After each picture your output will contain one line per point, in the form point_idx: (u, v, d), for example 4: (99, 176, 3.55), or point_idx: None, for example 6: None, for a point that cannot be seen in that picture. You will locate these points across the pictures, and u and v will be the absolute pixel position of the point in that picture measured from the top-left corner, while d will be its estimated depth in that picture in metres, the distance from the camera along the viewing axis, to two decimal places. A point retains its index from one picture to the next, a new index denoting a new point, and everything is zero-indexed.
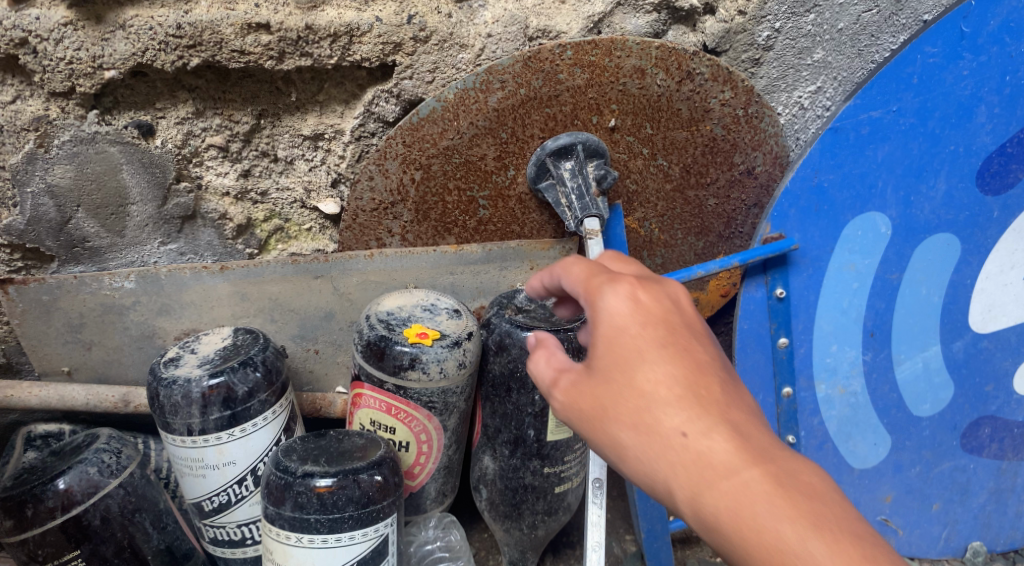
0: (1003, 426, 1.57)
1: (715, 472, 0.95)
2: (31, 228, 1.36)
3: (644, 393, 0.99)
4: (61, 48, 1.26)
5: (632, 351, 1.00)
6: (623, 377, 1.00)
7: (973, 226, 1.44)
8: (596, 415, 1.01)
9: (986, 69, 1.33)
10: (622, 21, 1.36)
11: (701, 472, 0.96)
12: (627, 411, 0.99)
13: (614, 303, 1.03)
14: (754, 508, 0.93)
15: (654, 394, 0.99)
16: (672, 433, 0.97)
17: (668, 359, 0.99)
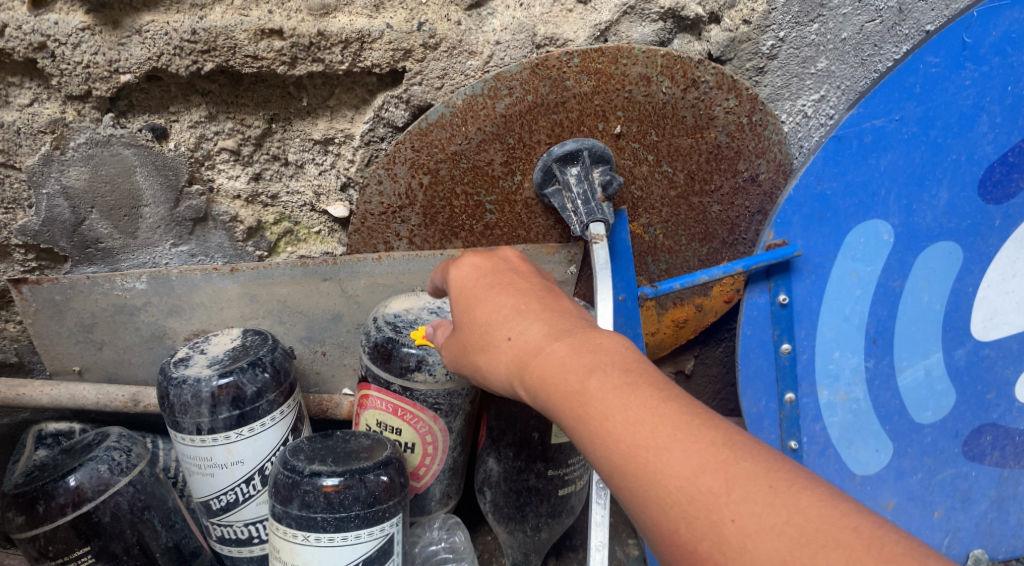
0: (1004, 434, 1.58)
1: (565, 385, 1.06)
2: (46, 228, 1.38)
3: (492, 325, 1.14)
4: (78, 52, 1.28)
5: (474, 295, 1.18)
6: (469, 311, 1.17)
7: (975, 234, 1.45)
8: (460, 349, 1.17)
9: (989, 79, 1.35)
10: (628, 30, 1.38)
11: (553, 386, 1.06)
12: (478, 340, 1.14)
13: (458, 271, 1.22)
14: (613, 419, 1.02)
15: (498, 320, 1.14)
16: (512, 347, 1.11)
17: (502, 291, 1.16)
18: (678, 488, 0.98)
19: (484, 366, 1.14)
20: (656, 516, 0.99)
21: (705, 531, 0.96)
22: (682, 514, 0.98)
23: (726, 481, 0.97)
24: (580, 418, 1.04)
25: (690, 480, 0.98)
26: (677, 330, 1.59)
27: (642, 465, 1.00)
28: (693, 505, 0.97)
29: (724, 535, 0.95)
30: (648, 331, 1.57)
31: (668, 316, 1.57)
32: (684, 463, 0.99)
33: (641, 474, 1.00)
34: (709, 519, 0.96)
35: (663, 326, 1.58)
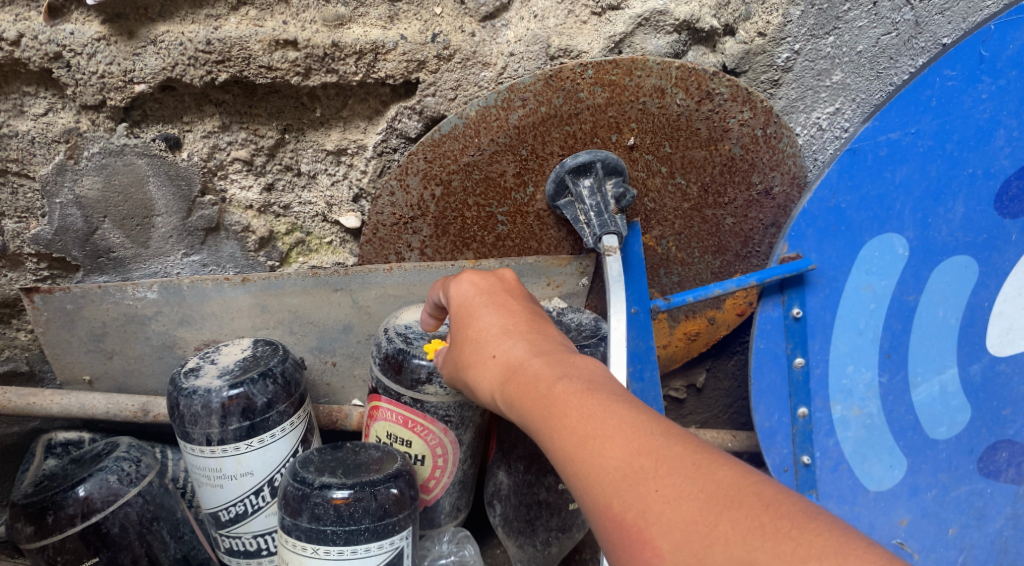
0: (1020, 450, 1.56)
1: (529, 387, 1.08)
2: (58, 238, 1.38)
3: (479, 339, 1.15)
4: (93, 63, 1.28)
5: (465, 312, 1.19)
6: (461, 327, 1.19)
7: (991, 248, 1.43)
8: (452, 367, 1.19)
9: (1005, 93, 1.34)
10: (642, 42, 1.37)
11: (520, 390, 1.08)
12: (467, 357, 1.15)
13: (457, 288, 1.22)
14: (566, 414, 1.04)
15: (487, 336, 1.15)
16: (498, 363, 1.12)
17: (494, 310, 1.18)
18: (615, 474, 0.99)
19: (469, 378, 1.15)
20: (596, 503, 1.00)
21: (637, 510, 0.97)
22: (619, 499, 0.98)
23: (659, 464, 0.98)
24: (536, 414, 1.06)
25: (628, 467, 0.99)
26: (689, 343, 1.58)
27: (588, 456, 1.01)
28: (627, 488, 0.98)
29: (654, 514, 0.96)
30: (660, 344, 1.57)
31: (680, 329, 1.56)
32: (622, 450, 1.00)
33: (583, 463, 1.01)
34: (641, 500, 0.97)
35: (674, 339, 1.57)
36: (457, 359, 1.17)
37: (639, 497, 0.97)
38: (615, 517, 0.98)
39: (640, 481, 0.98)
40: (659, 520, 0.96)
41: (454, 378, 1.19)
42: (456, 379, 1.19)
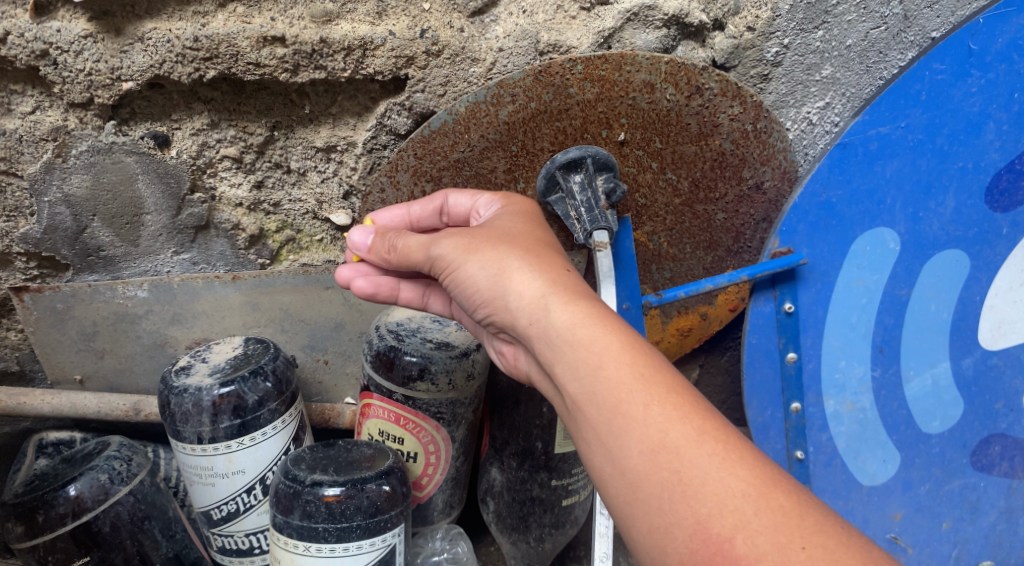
0: (1013, 444, 1.56)
1: (616, 355, 1.08)
2: (47, 236, 1.37)
3: (545, 257, 1.16)
4: (81, 60, 1.28)
5: (529, 230, 1.20)
6: (523, 236, 1.19)
7: (983, 242, 1.43)
8: (492, 256, 1.15)
9: (995, 86, 1.34)
10: (631, 36, 1.38)
11: (598, 341, 1.09)
12: (523, 264, 1.14)
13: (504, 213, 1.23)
14: (669, 409, 1.05)
15: (560, 266, 1.15)
16: (571, 301, 1.11)
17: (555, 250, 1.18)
18: (719, 485, 1.01)
19: (510, 273, 1.14)
20: (680, 505, 1.02)
21: (736, 525, 0.99)
22: (712, 509, 1.01)
23: (771, 488, 1.01)
24: (628, 393, 1.06)
25: (732, 482, 1.01)
26: (682, 339, 1.58)
27: (685, 455, 1.03)
28: (727, 503, 1.01)
29: (752, 534, 0.99)
30: (652, 340, 1.56)
31: (672, 325, 1.56)
32: (704, 460, 1.03)
33: (679, 462, 1.03)
34: (744, 517, 1.00)
35: (667, 335, 1.57)
36: (506, 256, 1.15)
37: (743, 515, 1.00)
38: (705, 527, 1.00)
39: (748, 500, 1.00)
40: (757, 541, 0.99)
41: (473, 248, 1.16)
42: (476, 251, 1.16)
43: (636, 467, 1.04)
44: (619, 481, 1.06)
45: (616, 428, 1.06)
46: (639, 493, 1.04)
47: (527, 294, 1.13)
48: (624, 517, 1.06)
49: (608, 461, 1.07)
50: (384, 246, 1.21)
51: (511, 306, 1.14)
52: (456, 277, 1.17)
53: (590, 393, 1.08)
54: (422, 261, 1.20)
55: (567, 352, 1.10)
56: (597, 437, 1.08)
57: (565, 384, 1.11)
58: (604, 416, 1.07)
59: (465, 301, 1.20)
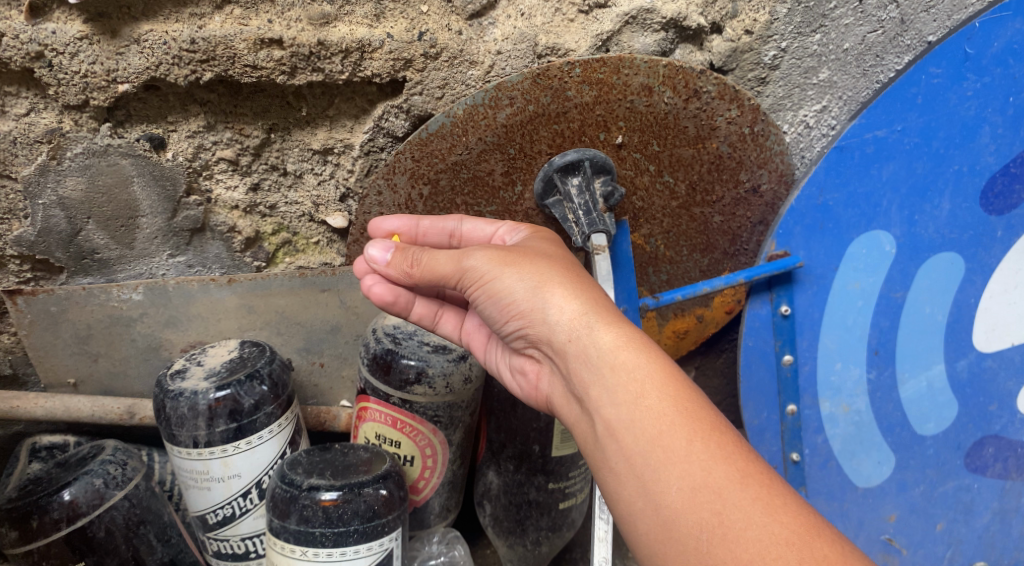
0: (1006, 446, 1.57)
1: (657, 386, 1.09)
2: (41, 239, 1.36)
3: (585, 279, 1.17)
4: (76, 62, 1.27)
5: (562, 255, 1.22)
6: (559, 258, 1.20)
7: (977, 244, 1.44)
8: (535, 276, 1.15)
9: (990, 90, 1.34)
10: (629, 40, 1.38)
11: (638, 368, 1.10)
12: (565, 285, 1.15)
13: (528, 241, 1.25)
14: (712, 447, 1.06)
15: (599, 293, 1.16)
16: (611, 331, 1.12)
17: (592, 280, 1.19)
18: (763, 532, 1.01)
19: (548, 290, 1.14)
20: (718, 547, 1.01)
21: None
22: (753, 554, 1.00)
23: (816, 537, 1.01)
24: (670, 426, 1.07)
25: (775, 528, 1.01)
26: (679, 341, 1.58)
27: (727, 496, 1.03)
28: (769, 549, 1.00)
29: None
30: None
31: (669, 328, 1.55)
32: (738, 498, 1.03)
33: (720, 503, 1.03)
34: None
35: (663, 338, 1.56)
36: (548, 276, 1.15)
37: (786, 562, 0.99)
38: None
39: (791, 548, 1.00)
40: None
41: (510, 262, 1.16)
42: (514, 264, 1.16)
43: (674, 504, 1.04)
44: (655, 517, 1.05)
45: (656, 461, 1.06)
46: (675, 531, 1.04)
47: (565, 312, 1.13)
48: (656, 554, 1.05)
49: (643, 496, 1.06)
50: (406, 260, 1.20)
51: (549, 325, 1.14)
52: (489, 287, 1.17)
53: (629, 423, 1.08)
54: (450, 272, 1.19)
55: (606, 378, 1.10)
56: (634, 470, 1.07)
57: (602, 412, 1.11)
58: (643, 448, 1.07)
59: (496, 316, 1.19)
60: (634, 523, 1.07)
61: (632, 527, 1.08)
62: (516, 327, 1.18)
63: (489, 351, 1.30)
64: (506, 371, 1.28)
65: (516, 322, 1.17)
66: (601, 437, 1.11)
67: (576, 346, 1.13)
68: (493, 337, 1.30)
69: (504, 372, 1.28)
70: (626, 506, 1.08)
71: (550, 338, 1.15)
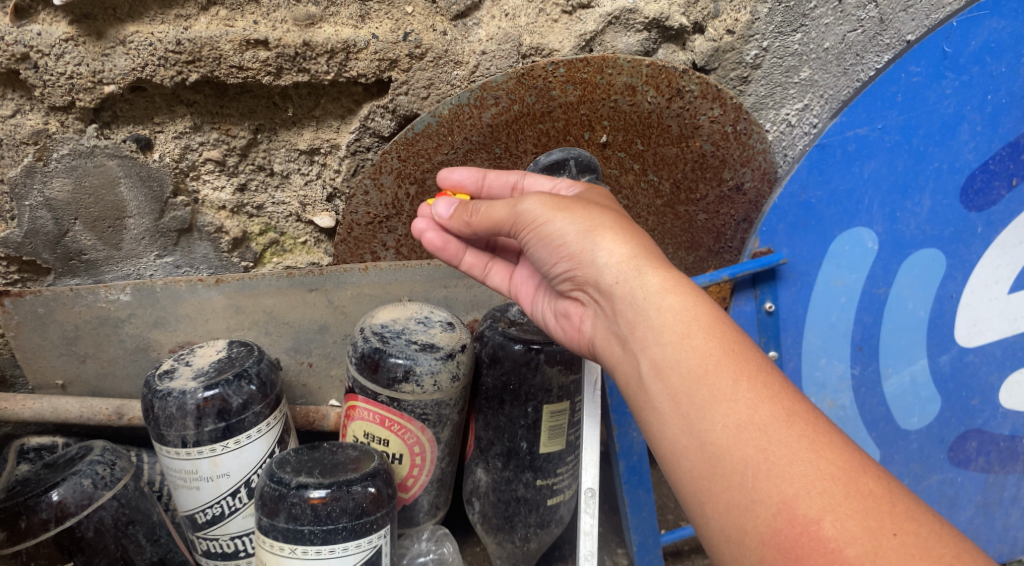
0: (989, 439, 1.59)
1: (702, 326, 1.06)
2: (28, 240, 1.36)
3: (633, 224, 1.15)
4: (61, 63, 1.27)
5: (613, 206, 1.19)
6: (612, 209, 1.18)
7: (958, 241, 1.46)
8: (584, 222, 1.14)
9: (968, 88, 1.36)
10: (612, 40, 1.39)
11: (686, 310, 1.07)
12: (614, 228, 1.13)
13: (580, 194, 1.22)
14: (758, 386, 1.02)
15: (647, 239, 1.14)
16: (658, 274, 1.09)
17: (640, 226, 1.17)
18: (809, 468, 0.98)
19: (597, 234, 1.13)
20: (764, 483, 0.99)
21: (826, 508, 0.96)
22: (800, 490, 0.97)
23: (862, 472, 0.98)
24: (716, 365, 1.04)
25: (822, 464, 0.98)
26: None
27: (774, 432, 1.00)
28: (815, 484, 0.97)
29: (841, 517, 0.96)
30: None
31: None
32: (783, 435, 1.00)
33: (765, 439, 1.00)
34: (833, 500, 0.96)
35: None
36: (598, 220, 1.14)
37: (832, 497, 0.96)
38: (791, 508, 0.97)
39: (837, 484, 0.97)
40: (846, 525, 0.95)
41: (561, 207, 1.15)
42: (566, 209, 1.15)
43: (720, 441, 1.01)
44: (701, 454, 1.02)
45: (701, 398, 1.03)
46: (721, 467, 1.01)
47: (613, 253, 1.11)
48: (701, 491, 1.02)
49: (688, 433, 1.03)
50: (467, 211, 1.23)
51: (596, 268, 1.12)
52: (538, 231, 1.16)
53: (675, 361, 1.05)
54: (505, 217, 1.19)
55: (652, 318, 1.08)
56: (678, 407, 1.04)
57: (647, 351, 1.08)
58: (688, 386, 1.04)
59: (542, 260, 1.18)
60: (677, 460, 1.04)
61: (676, 464, 1.05)
62: (563, 271, 1.17)
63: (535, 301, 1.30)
64: (551, 320, 1.27)
65: (563, 265, 1.16)
66: (645, 375, 1.08)
67: (621, 289, 1.10)
68: (540, 289, 1.30)
69: (548, 321, 1.28)
70: (669, 443, 1.05)
71: (597, 281, 1.13)
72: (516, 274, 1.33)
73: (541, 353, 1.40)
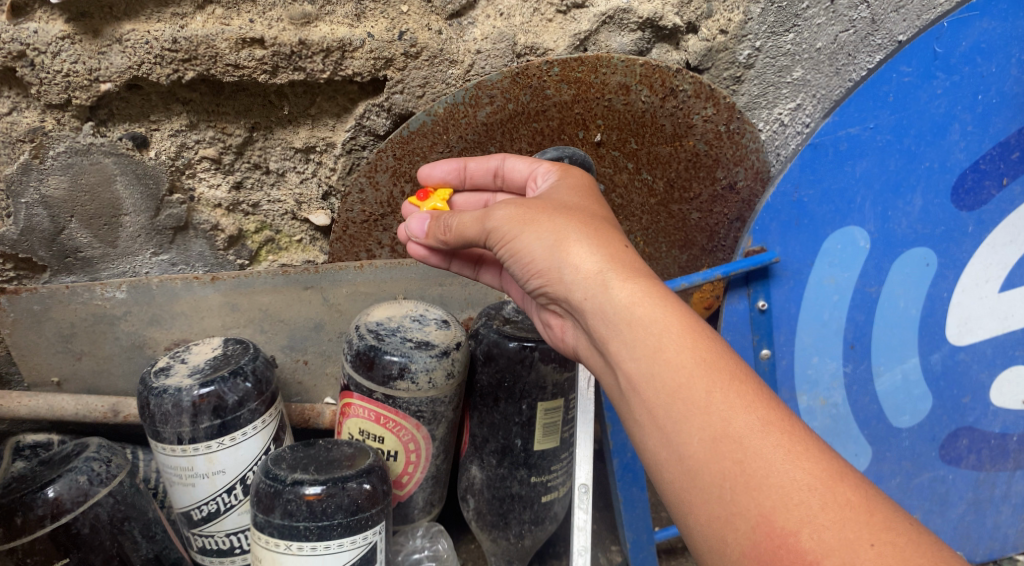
0: (980, 437, 1.61)
1: (676, 338, 1.07)
2: (24, 238, 1.37)
3: (603, 231, 1.14)
4: (58, 61, 1.28)
5: (589, 208, 1.18)
6: (584, 211, 1.17)
7: (949, 240, 1.47)
8: (550, 236, 1.14)
9: (959, 88, 1.37)
10: (606, 40, 1.40)
11: (659, 322, 1.07)
12: (579, 239, 1.13)
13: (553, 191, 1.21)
14: (732, 397, 1.03)
15: (618, 245, 1.14)
16: (626, 286, 1.10)
17: (611, 229, 1.16)
18: (785, 480, 0.99)
19: (564, 248, 1.13)
20: (742, 496, 0.99)
21: (802, 521, 0.97)
22: (777, 501, 0.98)
23: (839, 482, 0.98)
24: (690, 378, 1.04)
25: (798, 475, 0.99)
26: None
27: (749, 444, 1.01)
28: (792, 496, 0.98)
29: (818, 528, 0.96)
30: None
31: None
32: (758, 446, 1.00)
33: (741, 452, 1.00)
34: (810, 511, 0.97)
35: None
36: (564, 232, 1.14)
37: (809, 509, 0.97)
38: (769, 520, 0.98)
39: (814, 494, 0.98)
40: (824, 537, 0.96)
41: (528, 220, 1.15)
42: (532, 223, 1.15)
43: (696, 455, 1.02)
44: (679, 467, 1.04)
45: (677, 413, 1.04)
46: (699, 481, 1.02)
47: (582, 268, 1.11)
48: (682, 504, 1.04)
49: (666, 447, 1.05)
50: (440, 229, 1.23)
51: (567, 283, 1.13)
52: (510, 245, 1.17)
53: (649, 376, 1.06)
54: (477, 233, 1.20)
55: (625, 332, 1.09)
56: (656, 421, 1.06)
57: (622, 366, 1.09)
58: (664, 401, 1.05)
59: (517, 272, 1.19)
60: (658, 473, 1.06)
61: (657, 478, 1.06)
62: (538, 284, 1.18)
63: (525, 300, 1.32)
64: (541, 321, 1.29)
65: (537, 280, 1.17)
66: (624, 389, 1.10)
67: (593, 304, 1.11)
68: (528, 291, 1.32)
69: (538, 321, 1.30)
70: (650, 457, 1.07)
71: (569, 295, 1.13)
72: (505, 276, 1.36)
73: (536, 351, 1.41)
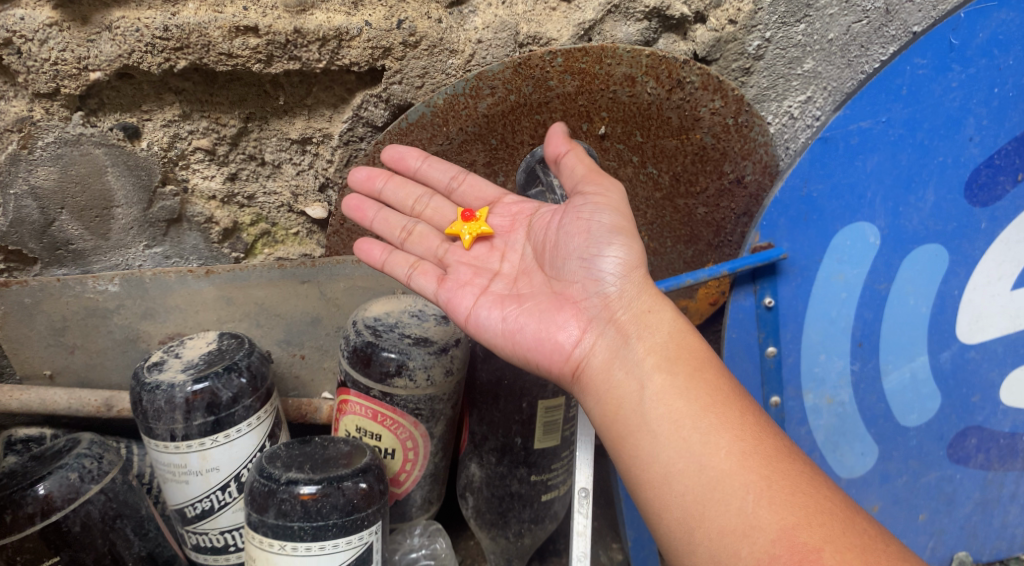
0: (989, 437, 1.57)
1: (712, 364, 1.15)
2: (14, 230, 1.34)
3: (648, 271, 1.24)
4: (46, 49, 1.25)
5: None
6: None
7: (961, 237, 1.43)
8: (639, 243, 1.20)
9: (975, 81, 1.33)
10: (612, 29, 1.37)
11: (698, 350, 1.16)
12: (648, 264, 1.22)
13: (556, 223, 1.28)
14: (761, 422, 1.10)
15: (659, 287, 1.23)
16: (678, 316, 1.19)
17: None
18: (809, 500, 1.04)
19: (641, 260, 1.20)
20: (764, 510, 1.03)
21: (825, 539, 1.01)
22: (799, 519, 1.02)
23: (856, 513, 1.04)
24: (725, 398, 1.11)
25: (820, 498, 1.04)
26: None
27: (776, 465, 1.06)
28: (815, 516, 1.03)
29: (840, 548, 1.00)
30: None
31: None
32: (783, 467, 1.06)
33: (768, 469, 1.06)
34: (832, 532, 1.02)
35: None
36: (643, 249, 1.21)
37: (830, 529, 1.02)
38: (792, 536, 1.01)
39: (835, 518, 1.03)
40: (845, 557, 1.00)
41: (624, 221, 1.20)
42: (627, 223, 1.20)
43: (722, 467, 1.06)
44: (698, 477, 1.06)
45: (706, 426, 1.09)
46: (719, 491, 1.05)
47: (646, 284, 1.19)
48: (693, 516, 1.06)
49: (686, 456, 1.08)
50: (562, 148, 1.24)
51: (627, 291, 1.19)
52: (594, 223, 1.20)
53: (682, 389, 1.12)
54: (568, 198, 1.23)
55: (668, 348, 1.15)
56: (680, 432, 1.09)
57: (655, 377, 1.13)
58: (694, 414, 1.10)
59: (570, 250, 1.21)
60: (670, 484, 1.08)
61: (666, 489, 1.08)
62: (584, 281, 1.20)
63: (477, 308, 1.24)
64: (501, 337, 1.22)
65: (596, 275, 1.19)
66: (646, 401, 1.12)
67: (647, 318, 1.17)
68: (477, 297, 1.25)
69: (495, 336, 1.22)
70: (663, 467, 1.08)
71: (621, 305, 1.18)
72: (448, 278, 1.28)
73: None
